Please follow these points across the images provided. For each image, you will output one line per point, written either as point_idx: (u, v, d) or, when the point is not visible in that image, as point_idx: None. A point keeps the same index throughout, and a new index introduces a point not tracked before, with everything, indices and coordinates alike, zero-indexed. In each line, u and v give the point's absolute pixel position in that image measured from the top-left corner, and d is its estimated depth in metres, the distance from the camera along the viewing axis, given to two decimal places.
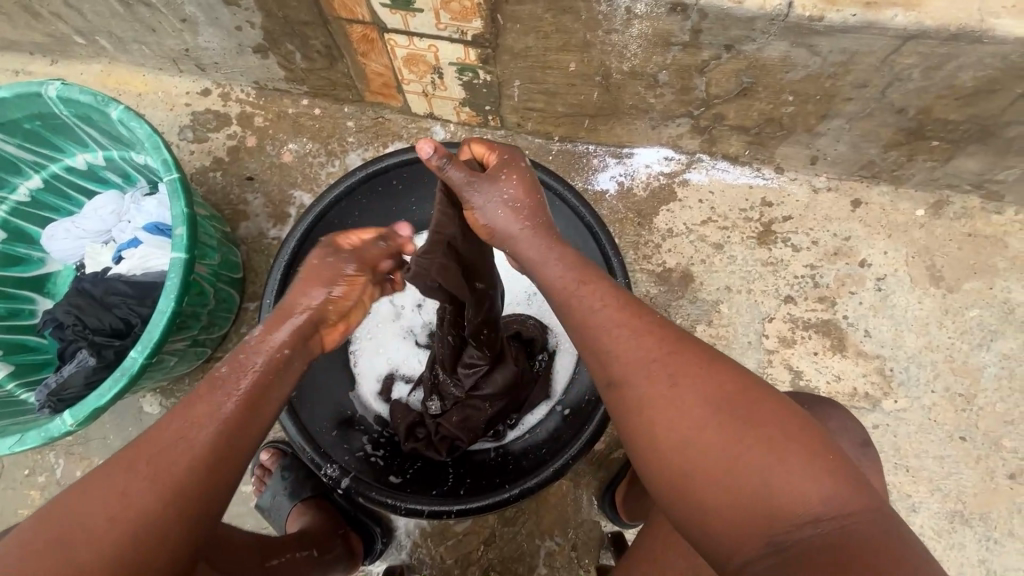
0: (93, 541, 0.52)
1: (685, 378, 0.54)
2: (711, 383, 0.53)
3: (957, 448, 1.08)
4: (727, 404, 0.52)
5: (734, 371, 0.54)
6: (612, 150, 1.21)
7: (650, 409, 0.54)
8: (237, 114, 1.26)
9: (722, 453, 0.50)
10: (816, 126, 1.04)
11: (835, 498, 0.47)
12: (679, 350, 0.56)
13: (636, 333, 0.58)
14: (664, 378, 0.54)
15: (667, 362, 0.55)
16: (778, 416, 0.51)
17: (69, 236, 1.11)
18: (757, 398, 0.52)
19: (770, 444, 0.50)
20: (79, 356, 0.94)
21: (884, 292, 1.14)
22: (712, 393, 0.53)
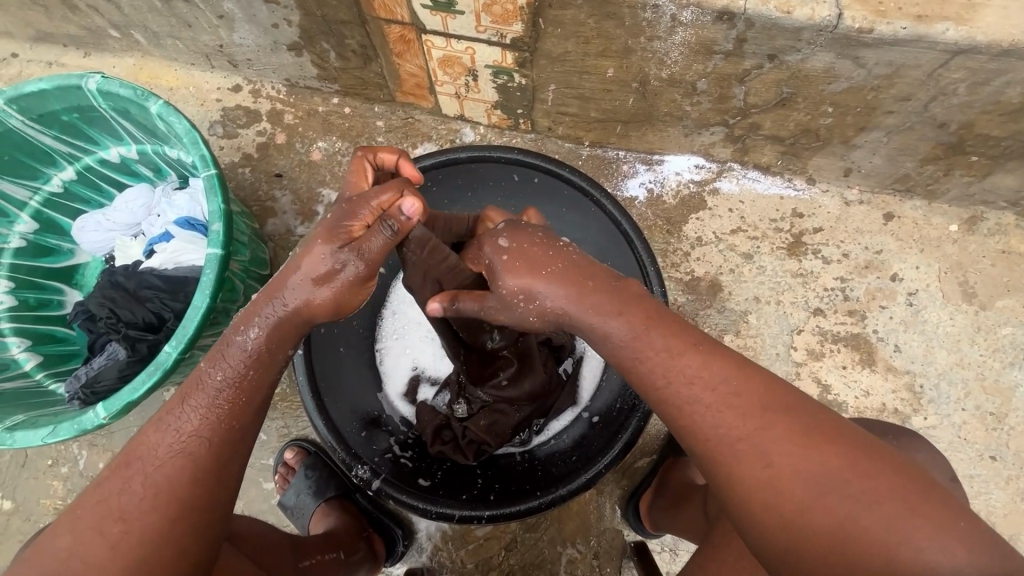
0: (96, 564, 0.56)
1: (778, 452, 0.54)
2: (808, 453, 0.54)
3: (987, 468, 1.06)
4: (836, 475, 0.53)
5: (836, 440, 0.55)
6: (642, 156, 1.20)
7: (753, 486, 0.55)
8: (268, 111, 1.27)
9: (839, 523, 0.52)
10: (853, 138, 1.03)
11: (964, 558, 0.48)
12: (777, 423, 0.55)
13: (727, 409, 0.56)
14: (761, 457, 0.55)
15: (766, 437, 0.55)
16: (894, 482, 0.52)
17: (99, 228, 1.11)
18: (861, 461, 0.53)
19: (886, 513, 0.51)
20: (110, 349, 0.95)
21: (915, 307, 1.13)
22: (821, 466, 0.53)
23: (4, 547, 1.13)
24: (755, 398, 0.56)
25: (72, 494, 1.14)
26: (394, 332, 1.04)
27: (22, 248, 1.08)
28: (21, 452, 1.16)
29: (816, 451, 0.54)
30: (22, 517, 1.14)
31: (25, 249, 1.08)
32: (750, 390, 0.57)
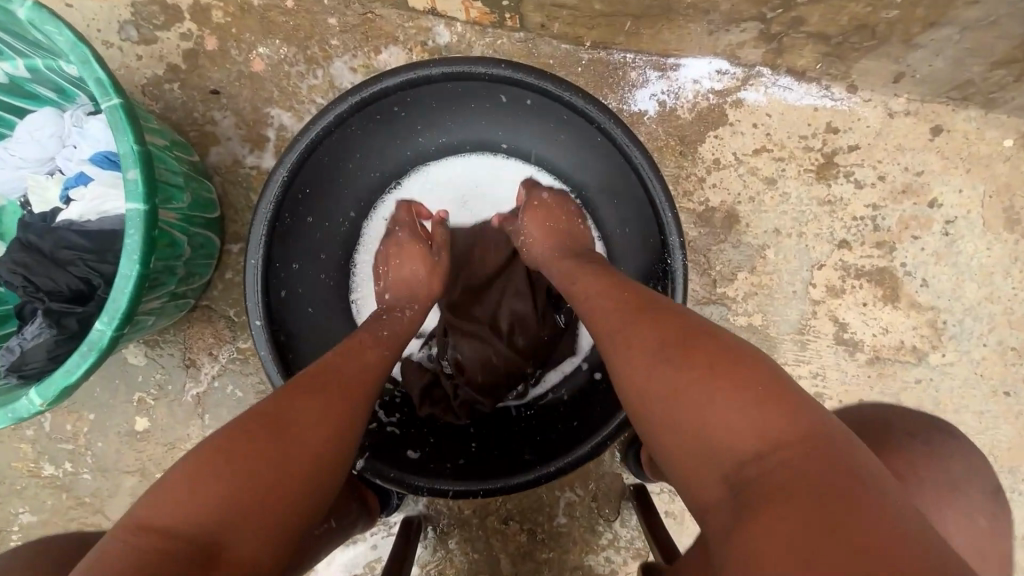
0: (262, 460, 0.53)
1: (634, 336, 0.59)
2: (658, 331, 0.58)
3: (999, 404, 1.02)
4: (675, 350, 0.55)
5: (749, 360, 0.52)
6: (654, 60, 1.00)
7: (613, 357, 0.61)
8: (190, 6, 1.01)
9: (673, 392, 0.53)
10: (916, 35, 0.84)
11: (764, 433, 0.47)
12: (647, 314, 0.61)
13: (614, 306, 0.65)
14: (626, 337, 0.60)
15: (668, 351, 0.55)
16: (738, 361, 0.52)
17: (4, 166, 0.93)
18: (712, 341, 0.54)
19: (711, 380, 0.51)
20: (37, 321, 0.81)
21: (951, 237, 1.01)
22: (725, 378, 0.50)
23: None
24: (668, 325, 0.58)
25: (44, 458, 1.07)
26: (371, 279, 0.94)
27: None
28: None
29: (721, 363, 0.52)
30: None
31: None
32: (674, 316, 0.59)
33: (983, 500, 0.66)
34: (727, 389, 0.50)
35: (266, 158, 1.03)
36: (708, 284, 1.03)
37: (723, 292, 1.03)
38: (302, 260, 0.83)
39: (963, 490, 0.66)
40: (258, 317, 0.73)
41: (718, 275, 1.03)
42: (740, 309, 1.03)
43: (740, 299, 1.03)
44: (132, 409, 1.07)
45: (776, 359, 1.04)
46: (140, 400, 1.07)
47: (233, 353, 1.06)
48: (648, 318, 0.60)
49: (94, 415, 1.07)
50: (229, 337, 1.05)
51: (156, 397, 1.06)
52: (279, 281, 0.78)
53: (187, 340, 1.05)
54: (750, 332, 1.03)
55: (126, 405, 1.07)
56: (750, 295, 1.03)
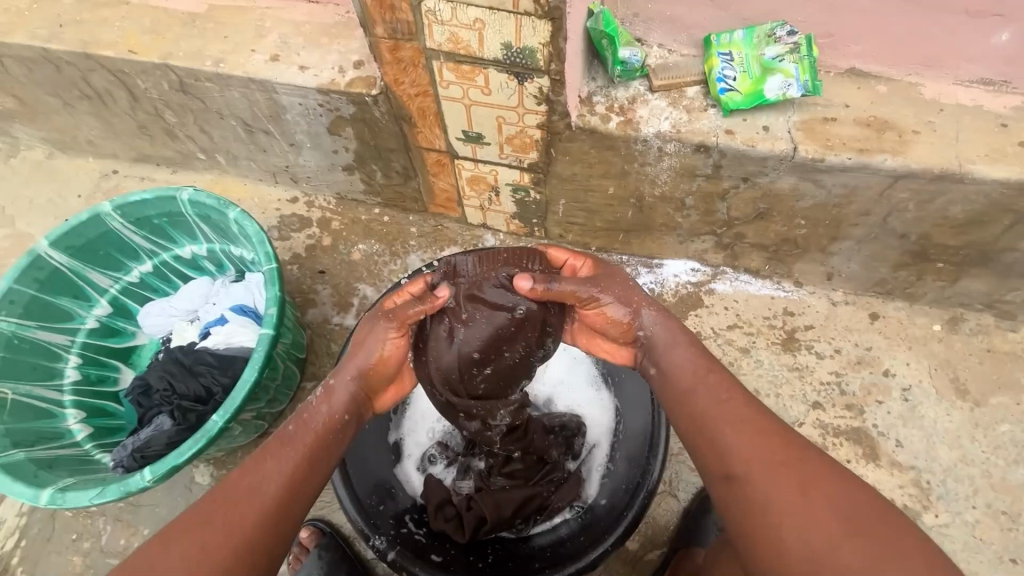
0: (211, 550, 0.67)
1: (773, 451, 0.70)
2: (786, 445, 0.70)
3: (1010, 572, 1.04)
4: (793, 471, 0.67)
5: (790, 442, 0.71)
6: (644, 261, 1.35)
7: (744, 479, 0.69)
8: (318, 218, 1.48)
9: (783, 508, 0.65)
10: (828, 246, 1.17)
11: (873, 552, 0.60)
12: (776, 438, 0.71)
13: (747, 422, 0.73)
14: (752, 460, 0.69)
15: (752, 431, 0.72)
16: (829, 487, 0.66)
17: (163, 313, 1.27)
18: (807, 468, 0.68)
19: (804, 500, 0.65)
20: (158, 421, 1.05)
21: (911, 402, 1.18)
22: (779, 459, 0.69)
23: None
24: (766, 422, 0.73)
25: (89, 571, 1.16)
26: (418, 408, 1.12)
27: (95, 329, 1.23)
28: (49, 525, 1.20)
29: (781, 454, 0.69)
30: None
31: (97, 329, 1.23)
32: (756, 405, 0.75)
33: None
34: (800, 477, 0.67)
35: (348, 318, 1.36)
36: None
37: None
38: None
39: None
40: None
41: None
42: None
43: None
44: None
45: None
46: None
47: None
48: (721, 391, 0.77)
49: (148, 530, 1.18)
50: None
51: None
52: None
53: None
54: None
55: None
56: None
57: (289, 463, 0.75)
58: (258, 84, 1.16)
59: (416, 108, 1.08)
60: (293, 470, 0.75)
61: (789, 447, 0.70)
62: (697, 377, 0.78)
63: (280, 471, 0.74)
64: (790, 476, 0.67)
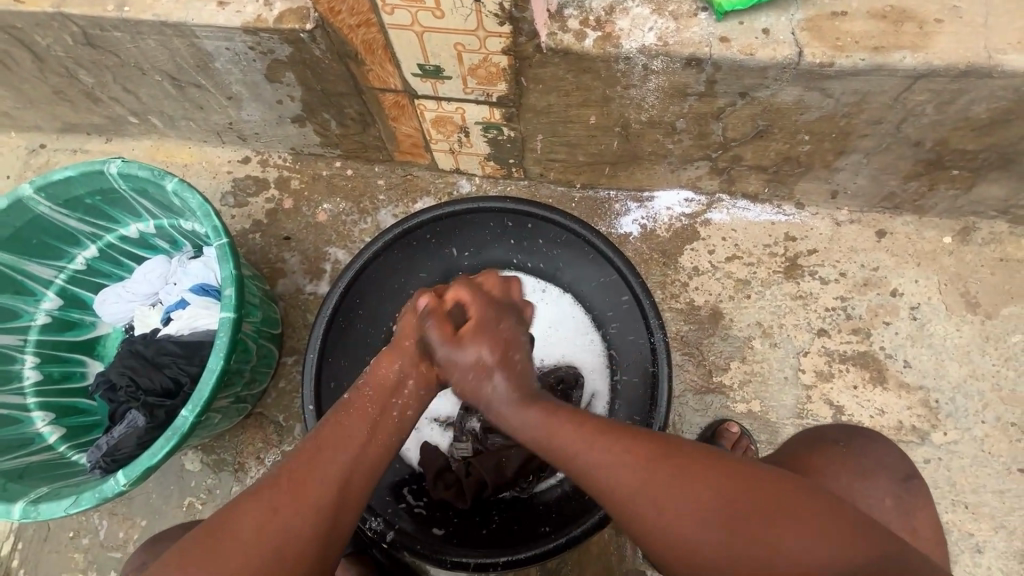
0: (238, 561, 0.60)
1: (673, 490, 0.60)
2: (693, 474, 0.61)
3: (1017, 481, 1.04)
4: (721, 501, 0.60)
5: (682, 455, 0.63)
6: (633, 194, 1.24)
7: (666, 535, 0.61)
8: (275, 179, 1.34)
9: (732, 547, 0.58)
10: (834, 162, 1.07)
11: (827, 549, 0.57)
12: (666, 464, 0.62)
13: (626, 462, 0.62)
14: (667, 503, 0.60)
15: (639, 472, 0.62)
16: (749, 489, 0.60)
17: (120, 299, 1.16)
18: (734, 482, 0.61)
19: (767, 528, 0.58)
20: (130, 417, 0.98)
21: (920, 321, 1.13)
22: (696, 492, 0.60)
23: None
24: (633, 445, 0.63)
25: (93, 566, 1.13)
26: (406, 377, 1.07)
27: (47, 324, 1.13)
28: (44, 526, 1.17)
29: (702, 479, 0.61)
30: None
31: (50, 324, 1.14)
32: (609, 430, 0.65)
33: (893, 485, 0.80)
34: (716, 501, 0.60)
35: (321, 285, 1.27)
36: (705, 374, 1.13)
37: (720, 381, 1.13)
38: (351, 359, 1.01)
39: (874, 477, 0.80)
40: (310, 403, 0.89)
41: (713, 366, 1.14)
42: (737, 396, 1.12)
43: (737, 386, 1.12)
44: (181, 514, 1.15)
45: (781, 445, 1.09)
46: (190, 503, 1.15)
47: (277, 456, 1.16)
48: (563, 434, 0.65)
49: (146, 521, 1.15)
50: (276, 441, 1.17)
51: (204, 500, 1.15)
52: (329, 373, 0.95)
53: (239, 445, 1.17)
54: (752, 419, 1.10)
55: (175, 511, 1.15)
56: (744, 382, 1.13)
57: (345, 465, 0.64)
58: (174, 29, 0.99)
59: (361, 42, 0.93)
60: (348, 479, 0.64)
61: (697, 467, 0.62)
62: (557, 425, 0.66)
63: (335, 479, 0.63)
64: (705, 507, 0.59)
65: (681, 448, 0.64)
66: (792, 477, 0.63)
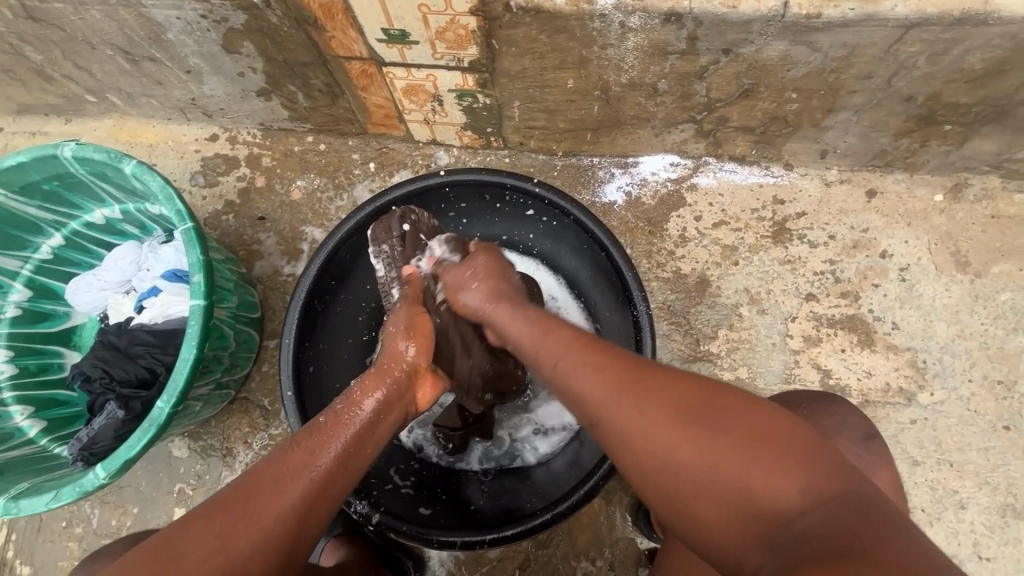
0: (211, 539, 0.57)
1: (639, 395, 0.56)
2: (665, 390, 0.56)
3: (1002, 438, 1.05)
4: (683, 413, 0.53)
5: (659, 369, 0.58)
6: (616, 161, 1.20)
7: (623, 427, 0.56)
8: (246, 156, 1.28)
9: (697, 461, 0.51)
10: (823, 120, 1.03)
11: (798, 484, 0.48)
12: (637, 380, 0.58)
13: (601, 373, 0.59)
14: (630, 406, 0.56)
15: (626, 388, 0.57)
16: (729, 408, 0.53)
17: (91, 288, 1.12)
18: (707, 398, 0.54)
19: (733, 449, 0.50)
20: (108, 408, 0.97)
21: (909, 282, 1.11)
22: (672, 406, 0.54)
23: None
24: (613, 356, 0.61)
25: (88, 554, 1.14)
26: None
27: (19, 316, 1.10)
28: (36, 517, 1.17)
29: (677, 386, 0.56)
30: None
31: (22, 317, 1.11)
32: (600, 347, 0.63)
33: (855, 446, 0.78)
34: (677, 408, 0.54)
35: (300, 266, 1.23)
36: (692, 343, 1.12)
37: (708, 349, 1.12)
38: (331, 343, 0.99)
39: (837, 434, 0.79)
40: (289, 389, 0.87)
41: (701, 334, 1.12)
42: (725, 364, 1.11)
43: (724, 354, 1.11)
44: (172, 500, 1.15)
45: None
46: (181, 490, 1.15)
47: (265, 440, 1.15)
48: (552, 350, 0.65)
49: (138, 509, 1.15)
50: (263, 425, 1.16)
51: (195, 486, 1.15)
52: (308, 358, 0.93)
53: (225, 431, 1.16)
54: (739, 386, 1.10)
55: (167, 497, 1.15)
56: (731, 350, 1.11)
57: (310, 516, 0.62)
58: None
59: (319, 7, 0.87)
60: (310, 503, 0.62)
61: (683, 385, 0.56)
62: (549, 334, 0.67)
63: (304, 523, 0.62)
64: (679, 418, 0.53)
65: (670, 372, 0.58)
66: (787, 409, 0.54)
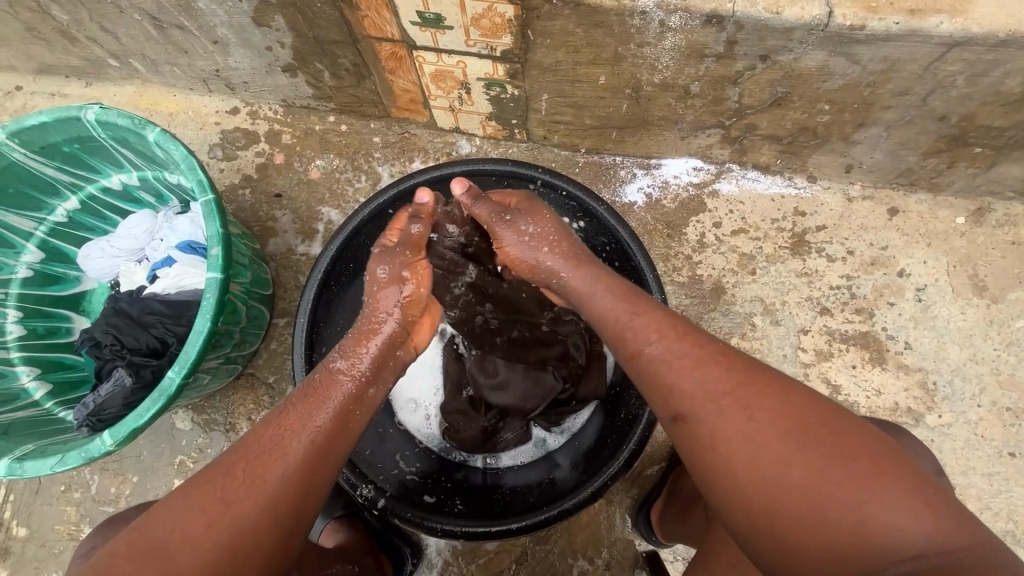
0: (194, 545, 0.59)
1: (758, 404, 0.58)
2: (780, 406, 0.58)
3: (1007, 465, 1.05)
4: (802, 432, 0.56)
5: (775, 379, 0.60)
6: (639, 161, 1.19)
7: (728, 446, 0.58)
8: (266, 132, 1.27)
9: (807, 488, 0.54)
10: (852, 134, 1.02)
11: (913, 516, 0.51)
12: (756, 387, 0.59)
13: (710, 372, 0.61)
14: (746, 417, 0.58)
15: (746, 401, 0.58)
16: (851, 434, 0.56)
17: (104, 254, 1.12)
18: (825, 420, 0.57)
19: (850, 476, 0.53)
20: (116, 375, 0.96)
21: (925, 303, 1.11)
22: (792, 425, 0.57)
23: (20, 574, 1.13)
24: (718, 354, 0.62)
25: (85, 520, 1.14)
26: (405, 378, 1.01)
27: (29, 277, 1.09)
28: (35, 479, 1.17)
29: (794, 405, 0.58)
30: (37, 544, 1.14)
31: (32, 278, 1.10)
32: (698, 337, 0.64)
33: None
34: (792, 419, 0.57)
35: (314, 246, 1.22)
36: None
37: None
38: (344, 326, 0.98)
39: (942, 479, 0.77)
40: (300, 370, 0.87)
41: None
42: None
43: None
44: (172, 472, 1.14)
45: None
46: (181, 462, 1.15)
47: None
48: (647, 327, 0.65)
49: (137, 478, 1.15)
50: (267, 403, 1.15)
51: (196, 459, 1.14)
52: (321, 338, 0.92)
53: (230, 406, 1.16)
54: None
55: (167, 468, 1.15)
56: None
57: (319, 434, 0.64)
58: None
59: None
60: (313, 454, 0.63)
61: (808, 405, 0.58)
62: (645, 316, 0.66)
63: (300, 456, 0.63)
64: (796, 438, 0.56)
65: (789, 383, 0.60)
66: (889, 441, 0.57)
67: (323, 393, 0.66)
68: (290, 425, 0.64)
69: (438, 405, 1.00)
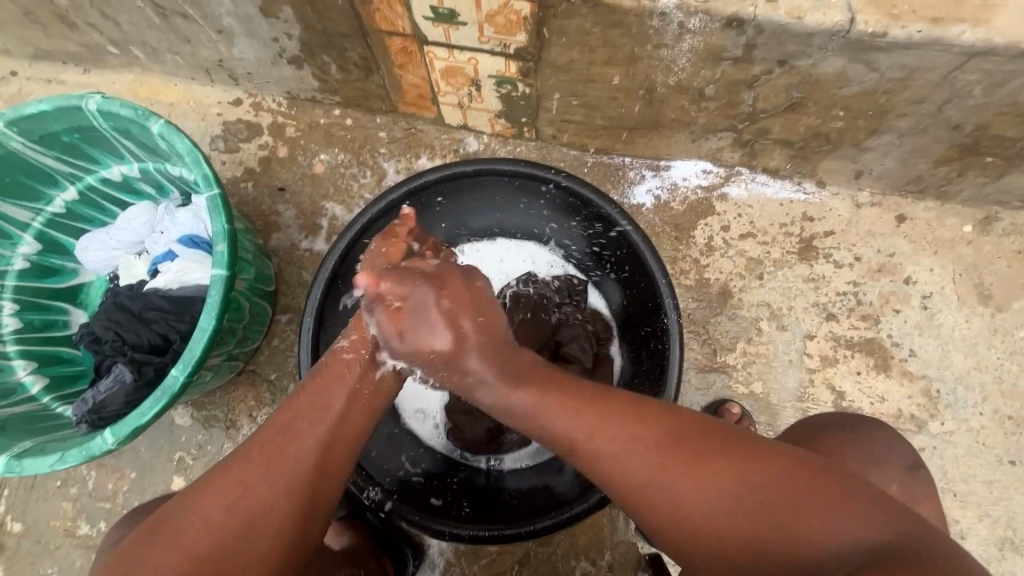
0: (210, 529, 0.58)
1: (674, 468, 0.58)
2: (698, 463, 0.58)
3: (1007, 473, 1.06)
4: (726, 484, 0.56)
5: (678, 436, 0.60)
6: (649, 162, 1.18)
7: (669, 512, 0.58)
8: (269, 124, 1.25)
9: (749, 531, 0.55)
10: (865, 141, 1.02)
11: (844, 528, 0.52)
12: (670, 451, 0.59)
13: (617, 444, 0.60)
14: (671, 483, 0.58)
15: (661, 467, 0.58)
16: (766, 470, 0.57)
17: (103, 246, 1.09)
18: (743, 464, 0.57)
19: (781, 511, 0.54)
20: (116, 371, 0.94)
21: (930, 310, 1.11)
22: (715, 480, 0.57)
23: (15, 570, 1.12)
24: (586, 423, 0.62)
25: (82, 516, 1.12)
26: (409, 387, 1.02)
27: (26, 269, 1.07)
28: (30, 474, 1.15)
29: (704, 458, 0.58)
30: (33, 540, 1.12)
31: (29, 270, 1.07)
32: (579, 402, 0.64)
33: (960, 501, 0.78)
34: (710, 476, 0.57)
35: (318, 242, 1.20)
36: (709, 353, 1.11)
37: (724, 361, 1.11)
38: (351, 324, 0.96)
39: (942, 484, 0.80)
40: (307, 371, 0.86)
41: (719, 345, 1.12)
42: (740, 376, 1.11)
43: (740, 366, 1.11)
44: (171, 468, 1.13)
45: (780, 426, 1.09)
46: (180, 458, 1.13)
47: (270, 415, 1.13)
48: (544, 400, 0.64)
49: (136, 474, 1.13)
50: (269, 400, 1.14)
51: (195, 456, 1.13)
52: (327, 338, 0.91)
53: (230, 402, 1.14)
54: (753, 400, 1.10)
55: (166, 465, 1.13)
56: (748, 363, 1.11)
57: (334, 412, 0.65)
58: None
59: None
60: (335, 432, 0.64)
61: (715, 452, 0.58)
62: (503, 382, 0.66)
63: (320, 435, 0.63)
64: (721, 489, 0.56)
65: (694, 433, 0.60)
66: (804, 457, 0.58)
67: (332, 375, 0.66)
68: (300, 409, 0.64)
69: (443, 408, 1.00)
